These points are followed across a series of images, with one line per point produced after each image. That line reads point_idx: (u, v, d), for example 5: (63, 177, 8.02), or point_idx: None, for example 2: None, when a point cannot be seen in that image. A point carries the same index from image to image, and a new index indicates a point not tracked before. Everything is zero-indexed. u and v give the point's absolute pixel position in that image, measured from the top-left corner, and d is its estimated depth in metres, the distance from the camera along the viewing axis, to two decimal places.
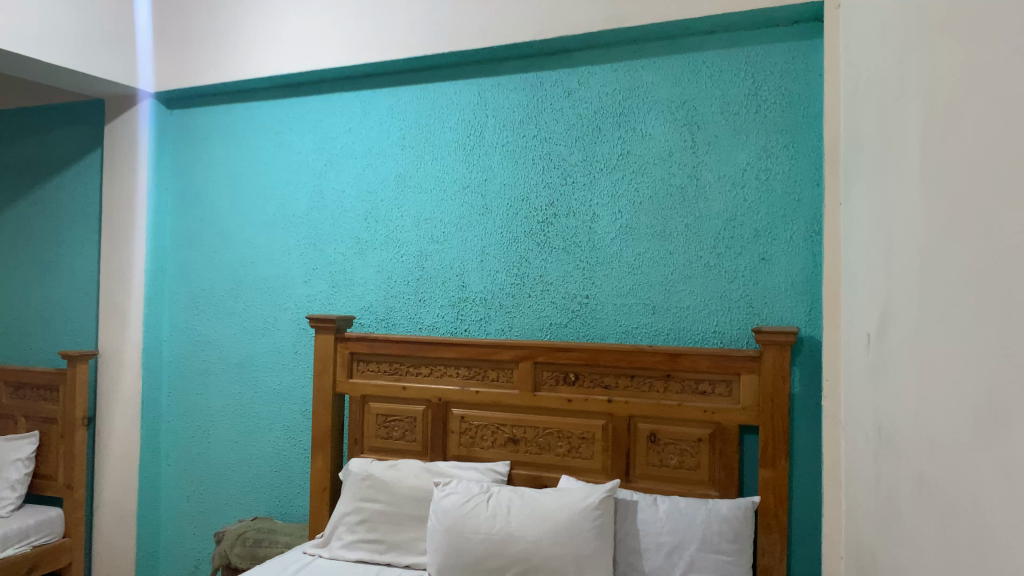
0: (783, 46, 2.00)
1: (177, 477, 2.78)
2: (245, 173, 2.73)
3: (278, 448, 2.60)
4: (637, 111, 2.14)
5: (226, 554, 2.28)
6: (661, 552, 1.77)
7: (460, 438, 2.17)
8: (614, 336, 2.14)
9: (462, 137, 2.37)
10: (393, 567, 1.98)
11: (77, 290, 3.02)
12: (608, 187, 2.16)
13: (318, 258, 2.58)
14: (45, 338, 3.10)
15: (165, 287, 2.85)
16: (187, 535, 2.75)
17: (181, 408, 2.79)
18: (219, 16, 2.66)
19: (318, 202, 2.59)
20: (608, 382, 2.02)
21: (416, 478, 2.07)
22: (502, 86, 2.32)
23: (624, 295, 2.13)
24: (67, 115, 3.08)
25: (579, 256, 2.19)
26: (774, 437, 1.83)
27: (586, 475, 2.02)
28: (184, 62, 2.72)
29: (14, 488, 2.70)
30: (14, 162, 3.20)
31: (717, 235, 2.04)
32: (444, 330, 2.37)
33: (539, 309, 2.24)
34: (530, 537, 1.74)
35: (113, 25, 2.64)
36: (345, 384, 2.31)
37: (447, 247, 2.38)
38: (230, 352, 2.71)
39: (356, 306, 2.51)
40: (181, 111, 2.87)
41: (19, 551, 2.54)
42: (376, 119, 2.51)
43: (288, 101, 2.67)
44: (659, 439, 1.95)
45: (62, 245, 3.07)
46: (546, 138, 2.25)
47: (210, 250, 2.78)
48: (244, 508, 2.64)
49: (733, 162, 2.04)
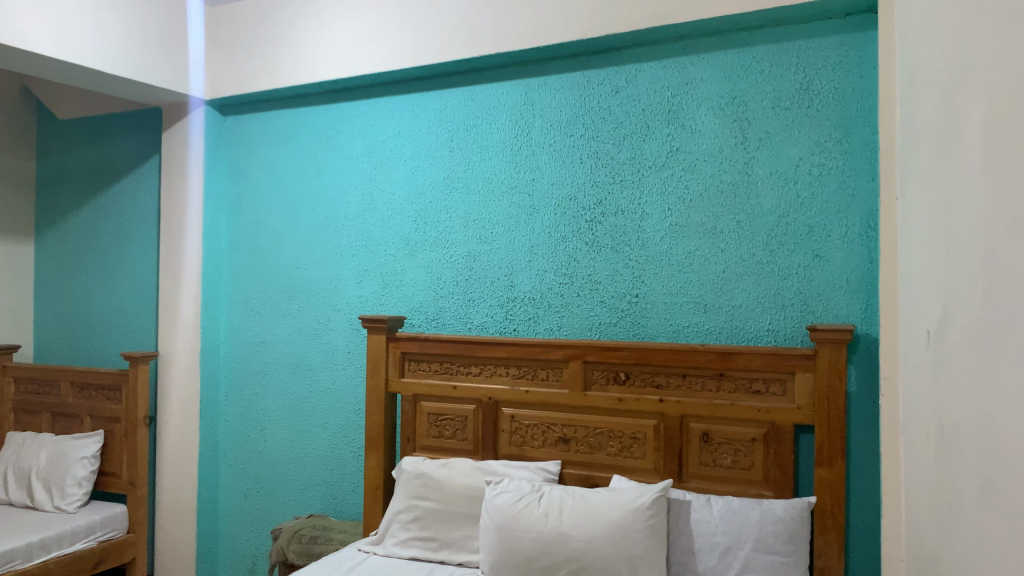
0: (835, 39, 1.96)
1: (235, 475, 2.85)
2: (297, 177, 2.78)
3: (332, 447, 2.64)
4: (686, 108, 2.12)
5: (283, 550, 2.33)
6: (715, 552, 1.75)
7: (510, 437, 2.18)
8: (665, 335, 2.13)
9: (510, 137, 2.38)
10: (446, 565, 2.00)
11: (138, 293, 3.12)
12: (657, 185, 2.15)
13: (369, 259, 2.62)
14: (108, 340, 3.20)
15: (221, 290, 2.92)
16: (246, 531, 2.82)
17: (238, 407, 2.86)
18: (271, 24, 2.72)
19: (368, 205, 2.63)
20: (660, 381, 2.00)
21: (468, 476, 2.09)
22: (549, 86, 2.32)
23: (674, 294, 2.12)
24: (126, 124, 3.17)
25: (628, 255, 2.18)
26: (831, 437, 1.80)
27: (638, 475, 2.01)
28: (239, 69, 2.79)
29: (81, 485, 2.77)
30: (77, 170, 3.31)
31: (769, 233, 2.02)
32: (494, 330, 2.38)
33: (588, 308, 2.24)
34: (583, 536, 1.74)
35: (169, 35, 2.72)
36: (397, 383, 2.34)
37: (496, 248, 2.39)
38: (285, 352, 2.77)
39: (406, 306, 2.54)
40: (235, 118, 2.94)
41: (87, 546, 2.63)
42: (424, 122, 2.54)
43: (338, 106, 2.71)
44: (712, 439, 1.93)
45: (124, 250, 3.17)
46: (593, 137, 2.24)
47: (265, 253, 2.84)
48: (300, 505, 2.69)
49: (785, 158, 2.01)
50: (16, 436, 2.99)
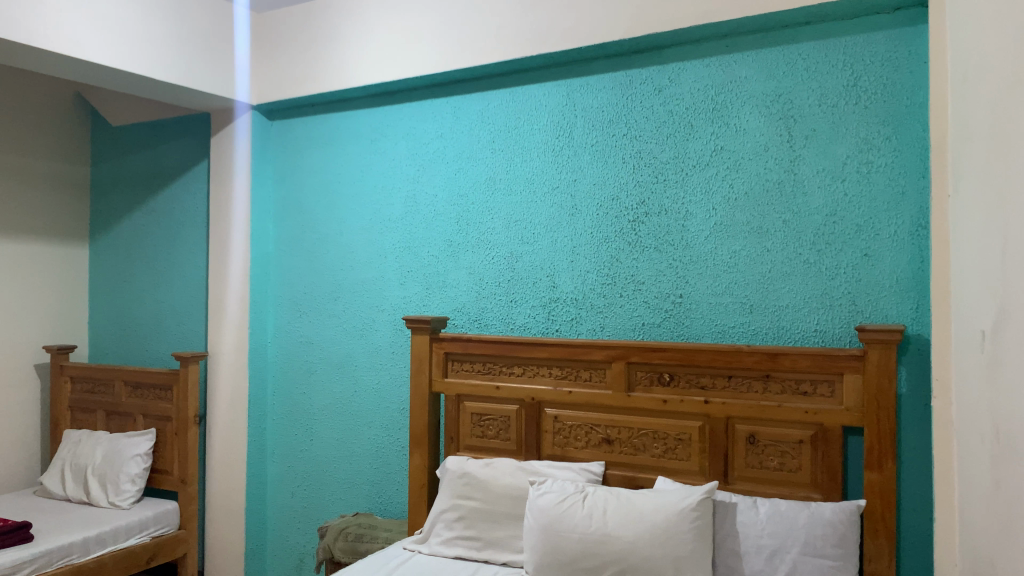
0: (883, 34, 1.92)
1: (282, 473, 2.90)
2: (342, 179, 2.82)
3: (377, 446, 2.67)
4: (731, 106, 2.10)
5: (330, 547, 2.38)
6: (762, 555, 1.74)
7: (554, 437, 2.18)
8: (710, 336, 2.12)
9: (552, 138, 2.38)
10: (490, 565, 2.01)
11: (189, 295, 3.19)
12: (701, 184, 2.13)
13: (412, 261, 2.65)
14: (159, 340, 3.28)
15: (269, 291, 2.98)
16: (293, 529, 2.86)
17: (286, 406, 2.91)
18: (317, 30, 2.77)
19: (411, 207, 2.65)
20: (705, 382, 1.98)
21: (511, 476, 2.09)
22: (591, 86, 2.32)
23: (719, 294, 2.10)
24: (177, 129, 3.25)
25: (672, 256, 2.17)
26: (881, 439, 1.76)
27: (683, 476, 2.00)
28: (285, 76, 2.84)
29: (134, 482, 2.84)
30: (130, 175, 3.40)
31: (816, 232, 1.99)
32: (536, 330, 2.39)
33: (631, 308, 2.23)
34: (627, 537, 1.74)
35: (216, 42, 2.78)
36: (440, 383, 2.36)
37: (538, 248, 2.39)
38: (330, 352, 2.81)
39: (449, 307, 2.56)
40: (282, 122, 2.99)
41: (141, 542, 2.70)
42: (465, 124, 2.55)
43: (382, 109, 2.74)
44: (758, 440, 1.91)
45: (175, 252, 3.24)
46: (636, 136, 2.23)
47: (310, 255, 2.88)
48: (346, 503, 2.73)
49: (832, 156, 1.98)
50: (73, 433, 3.08)
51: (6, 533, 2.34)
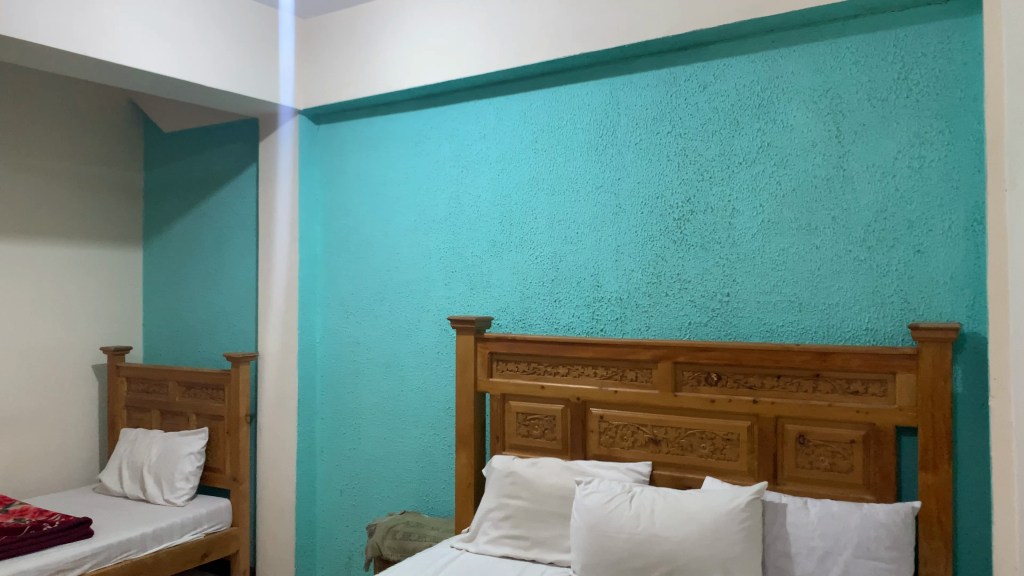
0: (935, 25, 1.88)
1: (331, 472, 2.95)
2: (388, 182, 2.85)
3: (424, 445, 2.70)
4: (777, 102, 2.07)
5: (378, 545, 2.40)
6: (813, 557, 1.72)
7: (600, 437, 2.18)
8: (758, 335, 2.09)
9: (596, 136, 2.38)
10: (537, 564, 2.02)
11: (239, 296, 3.26)
12: (747, 181, 2.11)
13: (456, 262, 2.66)
14: (211, 341, 3.35)
15: (317, 293, 3.03)
16: (342, 527, 2.91)
17: (334, 406, 2.95)
18: (361, 34, 2.81)
19: (455, 207, 2.67)
20: (753, 382, 1.96)
21: (557, 476, 2.10)
22: (635, 84, 2.31)
23: (767, 292, 2.08)
24: (226, 135, 3.31)
25: (718, 254, 2.15)
26: (936, 440, 1.73)
27: (732, 476, 1.98)
28: (331, 80, 2.89)
29: (188, 480, 2.91)
30: (181, 180, 3.48)
31: (866, 229, 1.95)
32: (580, 330, 2.39)
33: (677, 307, 2.22)
34: (675, 537, 1.73)
35: (262, 48, 2.83)
36: (485, 383, 2.37)
37: (582, 248, 2.39)
38: (377, 352, 2.85)
39: (493, 307, 2.58)
40: (328, 126, 3.04)
41: (195, 538, 2.76)
42: (509, 124, 2.56)
43: (426, 112, 2.76)
44: (808, 440, 1.89)
45: (226, 255, 3.31)
46: (680, 134, 2.22)
47: (357, 256, 2.92)
48: (394, 502, 2.76)
49: (882, 151, 1.94)
50: (129, 433, 3.16)
51: (68, 528, 2.42)
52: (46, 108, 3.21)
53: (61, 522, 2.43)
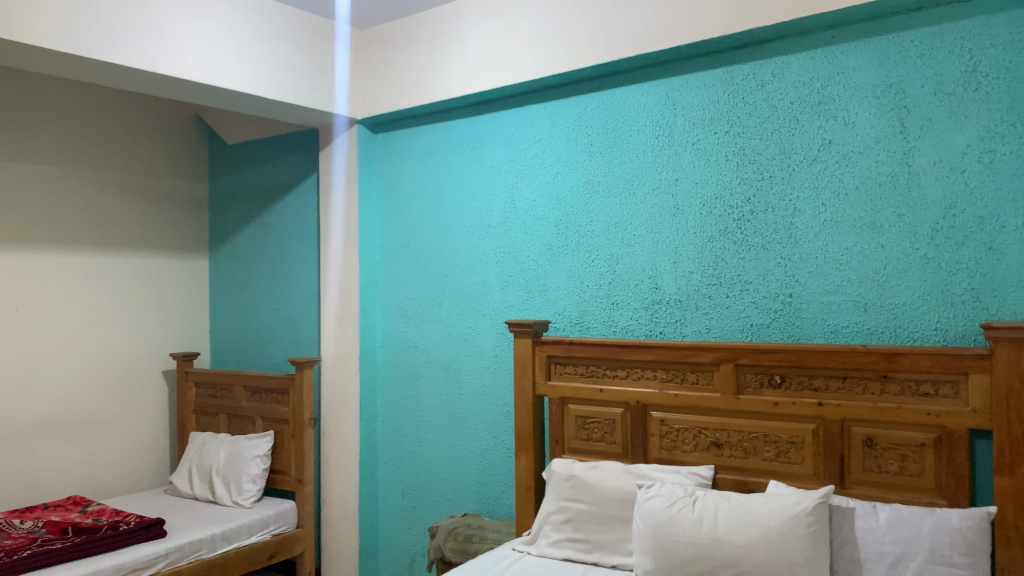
0: (1005, 16, 1.82)
1: (393, 474, 3.00)
2: (444, 188, 2.89)
3: (484, 448, 2.72)
4: (839, 98, 2.04)
5: (440, 548, 2.43)
6: (884, 563, 1.68)
7: (661, 441, 2.16)
8: (822, 337, 2.05)
9: (652, 138, 2.36)
10: (600, 568, 2.01)
11: (302, 303, 3.34)
12: (809, 180, 2.08)
13: (513, 266, 2.68)
14: (276, 347, 3.44)
15: (377, 299, 3.08)
16: (404, 529, 2.95)
17: (394, 410, 3.00)
18: (418, 43, 2.86)
19: (511, 212, 2.69)
20: (817, 384, 1.93)
21: (618, 480, 2.09)
22: (691, 84, 2.29)
23: (831, 292, 2.04)
24: (287, 145, 3.40)
25: (779, 254, 2.12)
26: (1012, 443, 1.67)
27: (797, 480, 1.95)
28: (388, 90, 2.94)
29: (255, 482, 2.99)
30: (245, 190, 3.58)
31: (934, 226, 1.90)
32: (639, 333, 2.38)
33: (738, 309, 2.19)
34: (739, 542, 1.71)
35: (320, 60, 2.89)
36: (544, 386, 2.38)
37: (639, 250, 2.38)
38: (436, 356, 2.88)
39: (551, 311, 2.59)
40: (385, 134, 3.09)
41: (262, 539, 2.83)
42: (564, 128, 2.57)
43: (481, 118, 2.79)
44: (876, 443, 1.84)
45: (288, 262, 3.40)
46: (738, 133, 2.20)
47: (415, 262, 2.97)
48: (454, 504, 2.79)
49: (950, 146, 1.89)
50: (199, 436, 3.26)
51: (143, 528, 2.52)
52: (114, 124, 3.33)
53: (137, 522, 2.53)
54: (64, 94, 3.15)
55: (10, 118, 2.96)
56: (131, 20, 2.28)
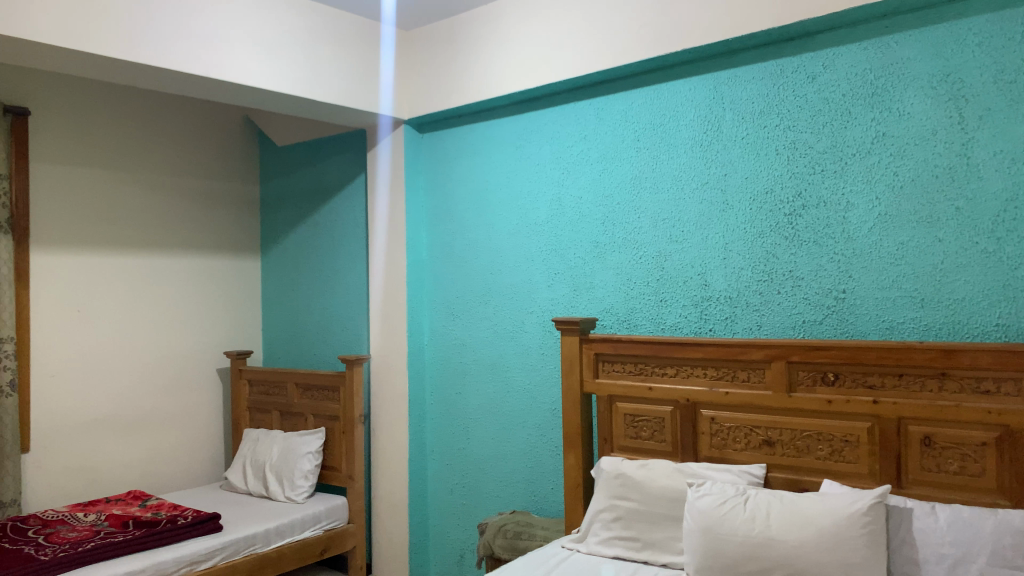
0: None
1: (442, 471, 3.02)
2: (490, 186, 2.90)
3: (532, 445, 2.72)
4: (893, 89, 1.99)
5: (490, 544, 2.45)
6: (943, 565, 1.64)
7: (711, 439, 2.14)
8: (877, 333, 2.01)
9: (700, 133, 2.34)
10: (650, 566, 2.00)
11: (352, 301, 3.38)
12: (862, 173, 2.04)
13: (559, 263, 2.68)
14: (327, 345, 3.49)
15: (425, 297, 3.11)
16: (453, 525, 2.97)
17: (443, 407, 3.03)
18: (464, 42, 2.87)
19: (557, 209, 2.69)
20: (873, 381, 1.89)
21: (668, 478, 2.08)
22: (739, 78, 2.26)
23: (886, 287, 2.00)
24: (336, 147, 3.45)
25: (832, 249, 2.09)
26: None
27: (852, 480, 1.92)
28: (434, 90, 2.96)
29: (307, 478, 3.04)
30: (295, 191, 3.64)
31: (995, 219, 1.85)
32: (688, 330, 2.36)
33: (790, 306, 2.16)
34: (792, 541, 1.69)
35: (366, 61, 2.92)
36: (592, 384, 2.38)
37: (688, 247, 2.36)
38: (484, 353, 2.89)
39: (597, 308, 2.58)
40: (431, 134, 3.12)
41: (314, 534, 2.88)
42: (610, 124, 2.56)
43: (526, 116, 2.80)
44: (934, 442, 1.80)
45: (338, 261, 3.45)
46: (789, 127, 2.16)
47: (462, 260, 2.99)
48: (503, 501, 2.80)
49: (1010, 136, 1.83)
50: (252, 433, 3.33)
51: (200, 522, 2.58)
52: (168, 128, 3.42)
53: (194, 516, 2.59)
54: (120, 100, 3.25)
55: (70, 125, 3.06)
56: (183, 27, 2.34)
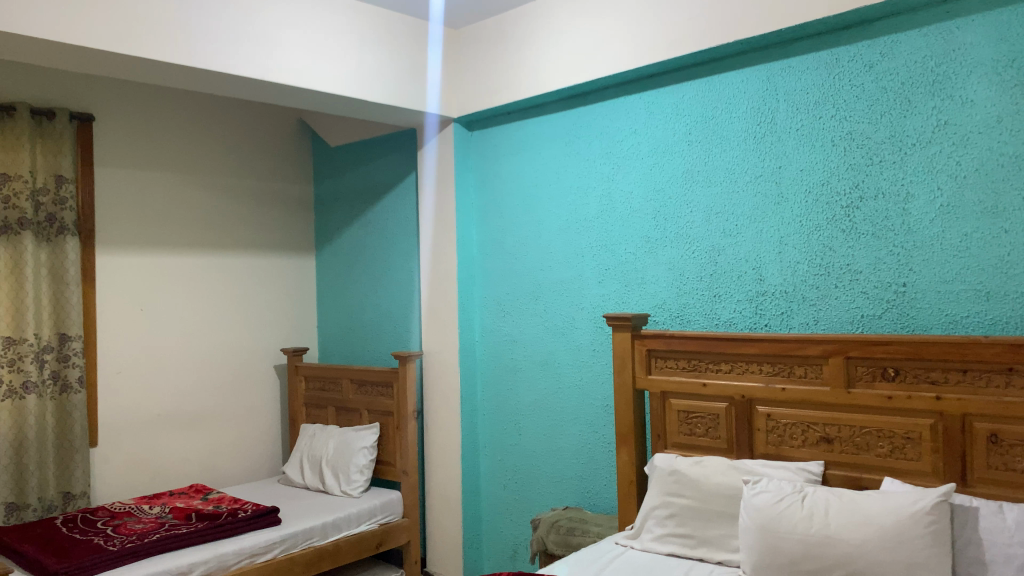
0: None
1: (494, 467, 3.04)
2: (540, 183, 2.90)
3: (584, 441, 2.72)
4: (955, 76, 1.93)
5: (543, 540, 2.46)
6: (1012, 566, 1.59)
7: (767, 436, 2.11)
8: (940, 328, 1.96)
9: (753, 125, 2.30)
10: (705, 563, 1.98)
11: (404, 298, 3.42)
12: (923, 163, 1.98)
13: (610, 259, 2.67)
14: (380, 342, 3.54)
15: (475, 294, 3.13)
16: (506, 521, 2.99)
17: (495, 403, 3.04)
18: (512, 38, 2.88)
19: (607, 205, 2.68)
20: (936, 377, 1.84)
21: (723, 475, 2.06)
22: (794, 68, 2.22)
23: (949, 281, 1.94)
24: (387, 146, 3.49)
25: (892, 242, 2.04)
26: None
27: (914, 478, 1.87)
28: (483, 88, 2.98)
29: (362, 473, 3.09)
30: (348, 191, 3.69)
31: None
32: (743, 325, 2.33)
33: (848, 300, 2.11)
34: (853, 540, 1.66)
35: (414, 60, 2.95)
36: (644, 380, 2.36)
37: (742, 241, 2.33)
38: (535, 349, 2.90)
39: (649, 304, 2.57)
40: (480, 132, 3.13)
41: (370, 528, 2.93)
42: (660, 118, 2.53)
43: (575, 111, 2.79)
44: (1001, 440, 1.75)
45: (390, 259, 3.49)
46: (845, 117, 2.12)
47: (512, 257, 3.00)
48: (556, 497, 2.80)
49: None
50: (309, 428, 3.39)
51: (260, 515, 2.64)
52: (225, 131, 3.50)
53: (253, 510, 2.66)
54: (180, 104, 3.34)
55: (133, 129, 3.16)
56: (239, 31, 2.39)
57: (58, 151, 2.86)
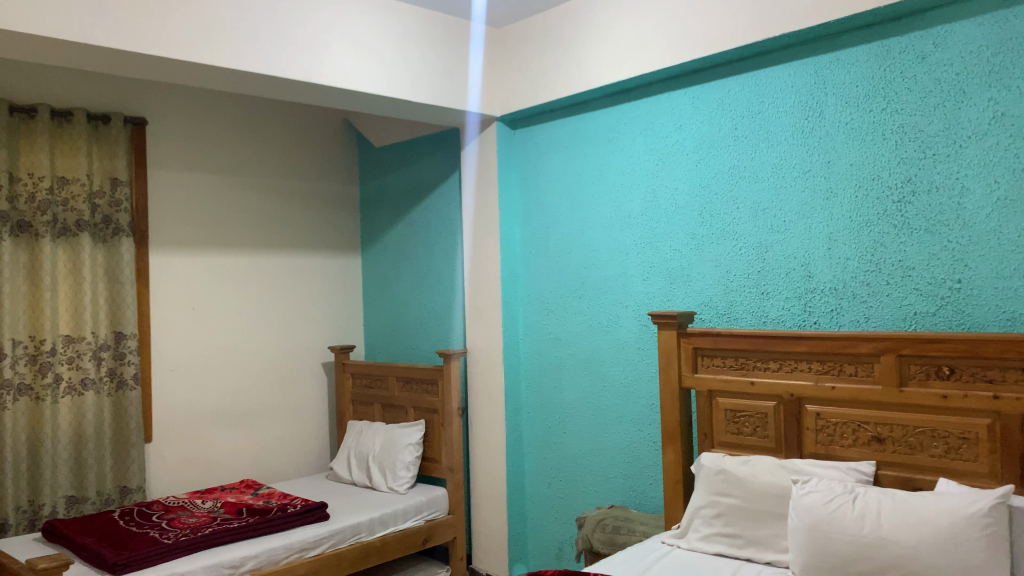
0: None
1: (538, 465, 3.04)
2: (583, 180, 2.89)
3: (629, 440, 2.71)
4: (1012, 66, 1.87)
5: (588, 538, 2.46)
6: None
7: (817, 436, 2.08)
8: (997, 326, 1.90)
9: (801, 119, 2.27)
10: (754, 563, 1.96)
11: (448, 297, 3.44)
12: (978, 157, 1.93)
13: (655, 256, 2.65)
14: (425, 340, 3.57)
15: (519, 292, 3.14)
16: (551, 520, 2.99)
17: (539, 401, 3.05)
18: (554, 36, 2.88)
19: (652, 202, 2.66)
20: (992, 376, 1.79)
21: (772, 474, 2.03)
22: (843, 61, 2.18)
23: (1006, 276, 1.89)
24: (431, 146, 3.51)
25: (945, 237, 1.99)
26: None
27: (970, 479, 1.82)
28: (526, 87, 2.98)
29: (408, 469, 3.12)
30: (392, 190, 3.73)
31: None
32: (792, 323, 2.30)
33: (900, 297, 2.07)
34: (906, 542, 1.62)
35: (457, 60, 2.96)
36: (690, 378, 2.35)
37: (790, 237, 2.30)
38: (579, 347, 2.90)
39: (695, 302, 2.54)
40: (523, 131, 3.14)
41: (416, 524, 2.96)
42: (705, 114, 2.51)
43: (618, 108, 2.78)
44: None
45: (434, 258, 3.51)
46: (897, 110, 2.07)
47: (556, 255, 2.99)
48: (600, 495, 2.80)
49: None
50: (356, 425, 3.44)
51: (308, 511, 2.68)
52: (273, 133, 3.56)
53: (302, 505, 2.70)
54: (229, 107, 3.40)
55: (185, 133, 3.24)
56: (285, 34, 2.44)
57: (113, 154, 2.94)
